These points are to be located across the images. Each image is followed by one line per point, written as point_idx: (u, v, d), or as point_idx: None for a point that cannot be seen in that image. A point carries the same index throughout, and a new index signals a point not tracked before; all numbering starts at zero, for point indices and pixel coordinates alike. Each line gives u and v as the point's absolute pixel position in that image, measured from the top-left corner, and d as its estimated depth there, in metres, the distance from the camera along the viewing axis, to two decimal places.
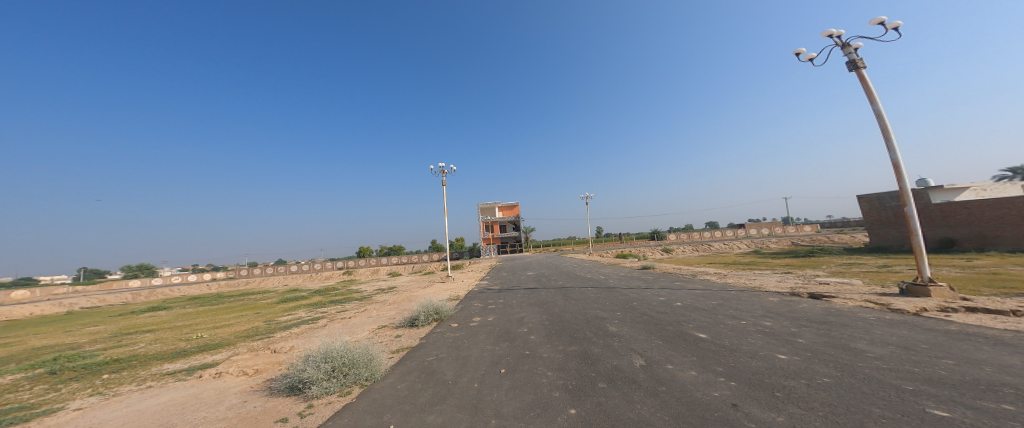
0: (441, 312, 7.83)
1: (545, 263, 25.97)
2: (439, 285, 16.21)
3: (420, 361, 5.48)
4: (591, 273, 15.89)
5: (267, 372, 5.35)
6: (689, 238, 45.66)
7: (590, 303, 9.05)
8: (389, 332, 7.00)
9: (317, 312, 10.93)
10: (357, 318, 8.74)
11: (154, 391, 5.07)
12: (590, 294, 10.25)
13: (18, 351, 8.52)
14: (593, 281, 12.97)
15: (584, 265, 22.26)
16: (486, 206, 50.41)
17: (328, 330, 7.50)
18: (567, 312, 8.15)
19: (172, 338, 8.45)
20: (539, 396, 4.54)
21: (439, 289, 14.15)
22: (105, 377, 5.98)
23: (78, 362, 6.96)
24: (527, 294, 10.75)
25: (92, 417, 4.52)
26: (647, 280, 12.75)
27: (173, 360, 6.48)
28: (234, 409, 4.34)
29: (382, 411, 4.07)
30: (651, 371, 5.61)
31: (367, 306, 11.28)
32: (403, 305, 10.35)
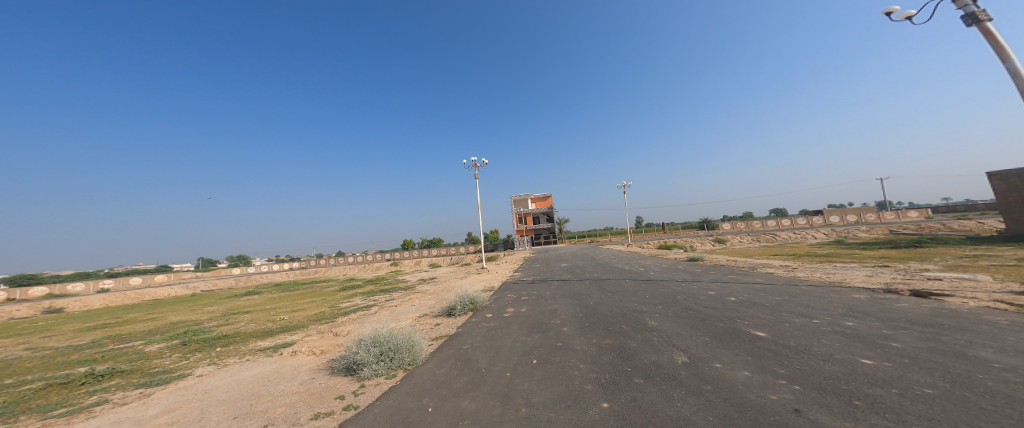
0: (477, 302, 8.26)
1: (581, 254, 25.49)
2: (478, 275, 16.86)
3: (456, 349, 5.92)
4: (630, 265, 15.31)
5: (330, 353, 6.20)
6: (749, 227, 41.42)
7: (627, 296, 8.86)
8: (429, 320, 7.60)
9: (371, 300, 12.14)
10: (403, 307, 9.59)
11: (251, 363, 6.20)
12: (629, 287, 10.01)
13: (158, 326, 10.81)
14: (632, 273, 12.56)
15: (628, 256, 21.44)
16: (518, 198, 50.60)
17: (377, 317, 8.36)
18: (603, 305, 8.09)
19: (263, 319, 10.07)
20: (571, 388, 4.71)
21: (476, 280, 14.73)
22: (218, 349, 7.42)
23: (200, 336, 8.69)
24: (561, 285, 10.83)
25: (209, 383, 5.69)
26: (694, 273, 12.01)
27: (264, 338, 7.76)
28: (305, 384, 5.18)
29: (423, 394, 4.67)
30: (694, 369, 5.42)
31: (411, 295, 12.24)
32: (441, 295, 11.06)
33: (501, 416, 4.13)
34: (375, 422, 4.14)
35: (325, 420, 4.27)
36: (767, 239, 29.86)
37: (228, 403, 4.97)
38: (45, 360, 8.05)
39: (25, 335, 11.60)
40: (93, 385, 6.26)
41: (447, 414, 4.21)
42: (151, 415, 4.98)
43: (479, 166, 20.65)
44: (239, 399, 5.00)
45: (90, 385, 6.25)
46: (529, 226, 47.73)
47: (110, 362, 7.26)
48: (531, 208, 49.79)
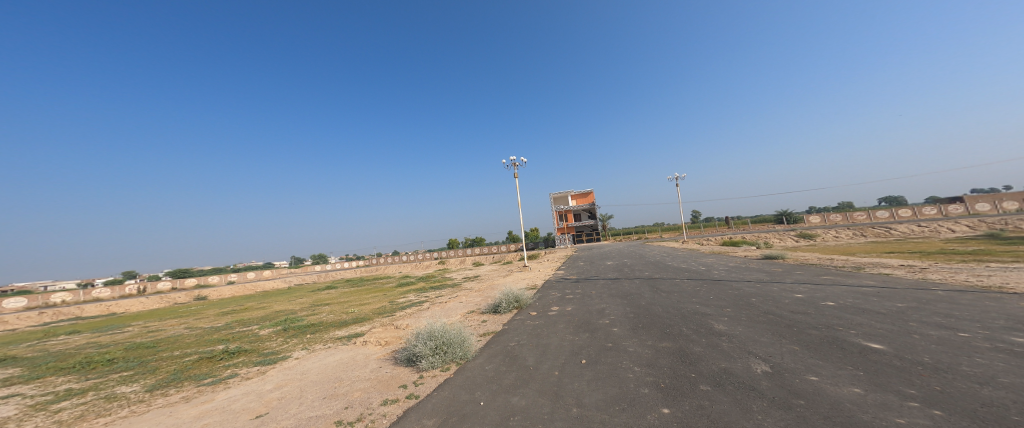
0: (521, 300, 8.39)
1: (631, 252, 23.98)
2: (527, 272, 16.92)
3: (503, 345, 6.09)
4: (685, 264, 13.96)
5: (393, 344, 6.85)
6: (847, 221, 34.80)
7: (688, 297, 8.15)
8: (476, 317, 7.93)
9: (424, 295, 13.07)
10: (452, 303, 10.13)
11: (333, 350, 7.15)
12: (687, 286, 9.22)
13: (266, 314, 13.03)
14: (692, 272, 11.51)
15: (691, 253, 19.53)
16: (558, 196, 49.30)
17: (431, 312, 8.97)
18: (657, 305, 7.58)
19: (340, 311, 11.50)
20: (625, 391, 4.53)
21: (523, 277, 14.81)
22: (309, 336, 8.70)
23: (296, 323, 10.30)
24: (609, 284, 10.43)
25: (304, 365, 6.72)
26: (774, 273, 10.49)
27: (341, 328, 8.89)
28: (375, 372, 5.82)
29: (474, 388, 4.91)
30: (777, 379, 4.77)
31: (458, 292, 12.88)
32: (485, 292, 11.42)
33: (551, 414, 4.15)
34: (433, 412, 4.47)
35: (392, 407, 4.74)
36: (875, 234, 24.68)
37: (318, 384, 5.81)
38: (196, 337, 10.29)
39: (180, 318, 14.92)
40: (227, 360, 7.83)
41: (498, 409, 4.36)
42: (266, 390, 6.04)
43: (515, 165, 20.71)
44: (325, 382, 5.80)
45: (225, 360, 7.83)
46: (570, 223, 46.00)
47: (236, 343, 8.99)
48: (571, 206, 48.08)
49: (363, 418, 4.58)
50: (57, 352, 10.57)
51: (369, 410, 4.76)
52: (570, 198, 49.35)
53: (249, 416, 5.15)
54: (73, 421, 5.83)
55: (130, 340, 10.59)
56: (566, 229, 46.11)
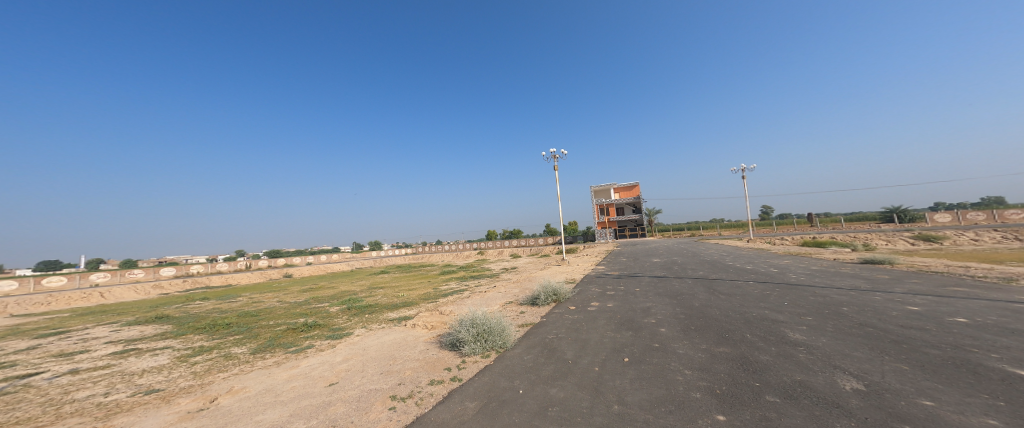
0: (560, 293, 8.30)
1: (682, 249, 22.11)
2: (571, 265, 16.53)
3: (541, 337, 6.07)
4: (752, 265, 12.39)
5: (438, 328, 7.25)
6: (991, 221, 27.43)
7: (753, 301, 7.23)
8: (515, 308, 8.04)
9: (465, 284, 13.62)
10: (492, 292, 10.38)
11: (387, 330, 7.79)
12: (752, 289, 8.19)
13: (335, 293, 14.75)
14: (760, 273, 10.19)
15: (763, 253, 17.25)
16: (600, 189, 46.60)
17: (472, 300, 9.30)
18: (713, 307, 6.87)
19: (393, 294, 12.54)
20: (672, 393, 4.19)
21: (565, 270, 14.55)
22: (368, 315, 9.64)
23: (357, 303, 11.49)
24: (657, 282, 9.76)
25: (364, 342, 7.43)
26: (872, 280, 8.78)
27: (394, 310, 9.67)
28: (423, 353, 6.21)
29: (514, 377, 4.96)
30: (873, 399, 3.96)
31: (497, 282, 13.20)
32: (525, 284, 11.50)
33: (590, 408, 4.01)
34: (474, 395, 4.62)
35: (438, 387, 5.02)
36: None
37: (377, 360, 6.39)
38: (285, 310, 12.09)
39: (273, 292, 17.64)
40: (307, 332, 9.04)
41: (537, 398, 4.35)
42: (337, 361, 6.82)
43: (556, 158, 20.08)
44: (382, 359, 6.36)
45: (304, 332, 9.05)
46: (609, 217, 43.70)
47: (312, 317, 10.35)
48: (613, 198, 45.28)
49: (413, 395, 4.92)
50: (193, 315, 13.23)
51: (418, 388, 5.09)
52: (613, 192, 46.35)
53: (324, 383, 5.85)
54: (203, 373, 7.23)
55: (239, 309, 12.83)
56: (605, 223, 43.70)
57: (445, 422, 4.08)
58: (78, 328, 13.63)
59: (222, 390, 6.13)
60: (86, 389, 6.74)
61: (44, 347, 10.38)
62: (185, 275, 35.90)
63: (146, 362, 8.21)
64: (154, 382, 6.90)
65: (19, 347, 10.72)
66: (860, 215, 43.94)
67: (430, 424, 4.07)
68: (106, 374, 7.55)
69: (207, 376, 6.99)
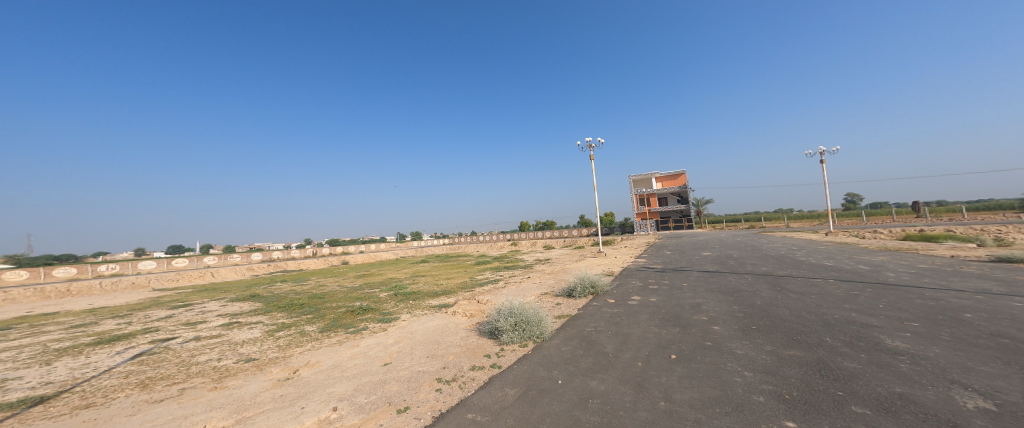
0: (599, 286, 8.02)
1: (737, 242, 20.14)
2: (615, 257, 15.84)
3: (579, 329, 5.87)
4: (832, 260, 10.73)
5: (476, 316, 7.40)
6: None
7: (832, 301, 6.23)
8: (551, 299, 7.96)
9: (499, 274, 13.85)
10: (527, 283, 10.39)
11: (430, 316, 8.16)
12: (829, 288, 7.10)
13: (383, 279, 15.91)
14: (840, 270, 8.84)
15: (847, 247, 14.93)
16: (639, 178, 43.31)
17: (508, 290, 9.39)
18: (779, 307, 6.06)
19: (433, 282, 13.18)
20: (729, 394, 3.76)
21: (609, 262, 14.00)
22: (412, 302, 10.23)
23: (402, 290, 12.26)
24: (709, 276, 8.94)
25: (411, 326, 7.85)
26: (996, 281, 7.17)
27: (435, 298, 10.12)
28: (463, 340, 6.37)
29: (552, 367, 4.83)
30: (1008, 421, 3.15)
31: (531, 273, 13.20)
32: (561, 275, 11.31)
33: (634, 403, 3.77)
34: (514, 383, 4.58)
35: (479, 372, 5.08)
36: None
37: (423, 344, 6.70)
38: (344, 294, 13.34)
39: (335, 277, 19.55)
40: (362, 315, 9.84)
41: (576, 389, 4.19)
42: (388, 343, 7.30)
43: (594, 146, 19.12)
44: (427, 344, 6.65)
45: (360, 315, 9.86)
46: (653, 207, 40.80)
47: (366, 301, 11.27)
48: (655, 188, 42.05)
49: (457, 378, 5.04)
50: (276, 295, 15.20)
51: (460, 372, 5.21)
52: (653, 182, 42.50)
53: (379, 362, 6.29)
54: (285, 347, 8.21)
55: (308, 292, 14.41)
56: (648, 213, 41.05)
57: (486, 406, 4.10)
58: (196, 302, 16.40)
59: (300, 363, 6.91)
60: (205, 354, 8.07)
61: (174, 317, 12.64)
62: (270, 259, 41.35)
63: (246, 334, 9.60)
64: (251, 351, 8.03)
65: (157, 315, 13.19)
66: (983, 204, 36.01)
67: (472, 407, 4.11)
68: (218, 342, 8.98)
69: (289, 349, 7.96)
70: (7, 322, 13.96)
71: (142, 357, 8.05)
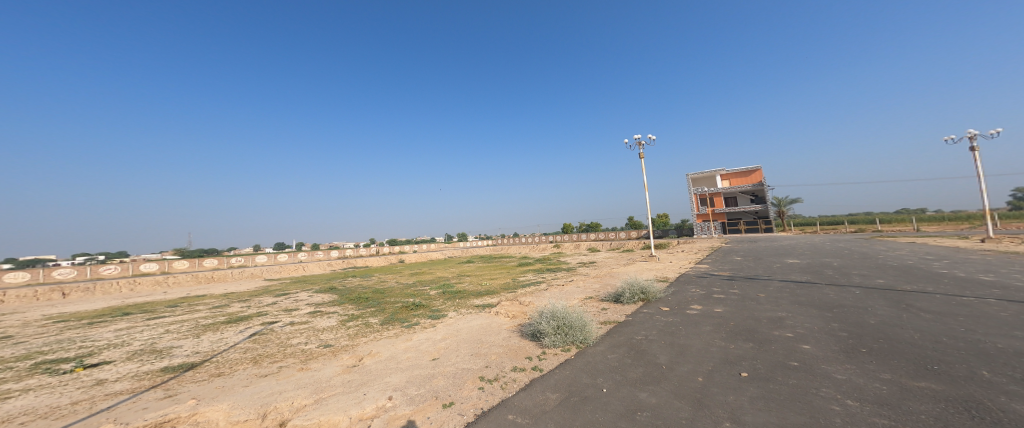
0: (649, 292, 7.65)
1: (828, 249, 17.60)
2: (672, 262, 14.92)
3: (628, 337, 5.65)
4: (943, 276, 9.07)
5: (518, 318, 7.42)
6: None
7: (964, 330, 5.11)
8: (596, 304, 7.74)
9: (540, 276, 13.81)
10: (570, 286, 10.21)
11: (475, 315, 8.32)
12: (956, 313, 5.87)
13: (431, 278, 16.59)
14: (945, 289, 7.48)
15: (962, 260, 12.51)
16: (702, 176, 40.86)
17: (550, 293, 9.31)
18: (888, 331, 5.15)
19: (477, 282, 13.49)
20: (822, 422, 3.24)
21: (663, 267, 13.23)
22: (458, 300, 10.52)
23: (449, 289, 12.68)
24: (797, 288, 8.04)
25: (456, 324, 8.08)
26: None
27: (479, 297, 10.32)
28: (505, 340, 6.41)
29: (597, 374, 4.68)
30: None
31: (574, 276, 12.97)
32: (607, 279, 10.94)
33: (690, 421, 3.51)
34: (556, 387, 4.52)
35: (521, 374, 5.07)
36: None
37: (468, 342, 6.85)
38: (398, 290, 14.09)
39: (390, 274, 20.74)
40: (414, 311, 10.31)
41: (623, 399, 4.02)
42: (436, 339, 7.57)
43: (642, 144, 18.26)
44: (471, 341, 6.78)
45: (413, 311, 10.34)
46: (714, 208, 38.11)
47: (418, 298, 11.81)
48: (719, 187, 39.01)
49: (499, 378, 5.07)
50: (349, 289, 16.41)
51: (502, 372, 5.24)
52: (717, 179, 39.76)
53: (428, 357, 6.54)
54: (355, 335, 8.84)
55: (367, 287, 15.46)
56: (710, 215, 38.27)
57: (527, 409, 4.08)
58: (291, 290, 18.55)
59: (363, 352, 7.41)
60: (297, 337, 8.95)
61: (279, 303, 14.29)
62: (344, 255, 45.16)
63: (326, 322, 10.50)
64: (330, 338, 8.75)
65: (268, 301, 15.06)
66: None
67: (513, 409, 4.12)
68: (303, 328, 9.89)
69: (356, 338, 8.57)
70: (173, 300, 17.10)
71: (256, 336, 9.18)
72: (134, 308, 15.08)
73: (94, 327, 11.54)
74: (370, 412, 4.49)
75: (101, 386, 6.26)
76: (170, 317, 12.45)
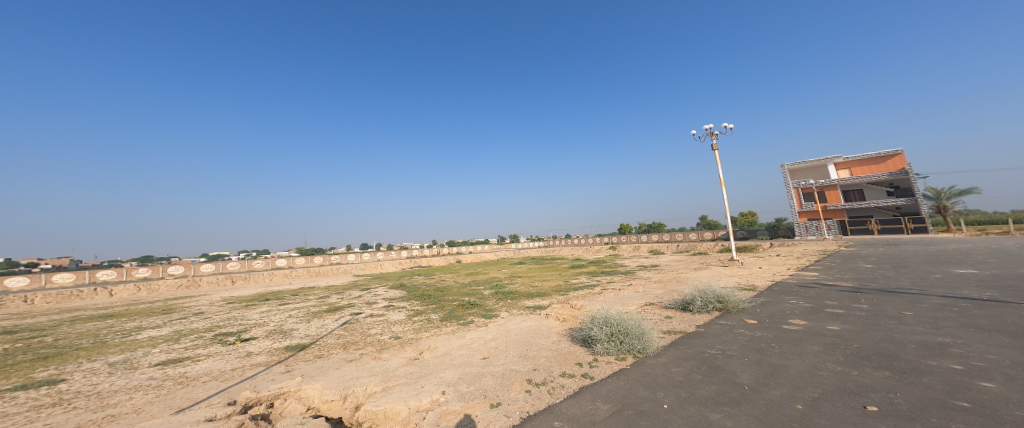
0: (726, 302, 6.89)
1: (971, 257, 14.09)
2: (763, 268, 13.17)
3: (699, 351, 5.12)
4: None
5: (569, 322, 7.22)
6: None
7: None
8: (657, 312, 7.20)
9: (594, 279, 13.32)
10: (628, 291, 9.67)
11: (525, 317, 8.30)
12: None
13: (485, 278, 17.03)
14: None
15: None
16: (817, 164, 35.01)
17: (604, 297, 8.92)
18: None
19: (529, 284, 13.51)
20: None
21: (751, 274, 11.73)
22: (510, 301, 10.61)
23: (502, 289, 12.90)
24: (922, 308, 6.55)
25: (506, 325, 8.15)
26: None
27: (530, 299, 10.29)
28: (555, 344, 6.28)
29: (657, 388, 4.32)
30: None
31: (633, 280, 12.26)
32: (671, 285, 10.13)
33: None
34: (608, 397, 4.26)
35: (569, 380, 4.90)
36: None
37: (517, 343, 6.85)
38: (455, 289, 14.74)
39: (448, 274, 21.78)
40: (469, 309, 10.67)
41: (687, 418, 3.64)
42: (486, 338, 7.70)
43: (713, 134, 16.56)
44: (520, 343, 6.77)
45: (468, 309, 10.70)
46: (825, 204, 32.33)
47: (473, 297, 12.21)
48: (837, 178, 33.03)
49: (547, 382, 4.96)
50: (413, 286, 17.67)
51: (550, 377, 5.11)
52: (831, 167, 34.12)
53: (479, 356, 6.67)
54: (418, 330, 9.43)
55: (428, 286, 16.46)
56: (822, 211, 32.63)
57: (575, 417, 3.92)
58: (371, 285, 20.48)
59: (424, 346, 7.87)
60: (375, 328, 9.82)
61: (359, 296, 15.92)
62: (414, 255, 48.38)
63: (395, 315, 11.39)
64: (396, 331, 9.46)
65: (354, 294, 16.83)
66: None
67: (560, 416, 3.99)
68: (380, 320, 10.84)
69: (420, 332, 9.12)
70: (297, 289, 20.08)
71: (347, 324, 10.29)
72: (271, 295, 18.00)
73: (249, 308, 14.02)
74: (426, 405, 4.70)
75: (249, 357, 7.53)
76: (294, 303, 14.57)
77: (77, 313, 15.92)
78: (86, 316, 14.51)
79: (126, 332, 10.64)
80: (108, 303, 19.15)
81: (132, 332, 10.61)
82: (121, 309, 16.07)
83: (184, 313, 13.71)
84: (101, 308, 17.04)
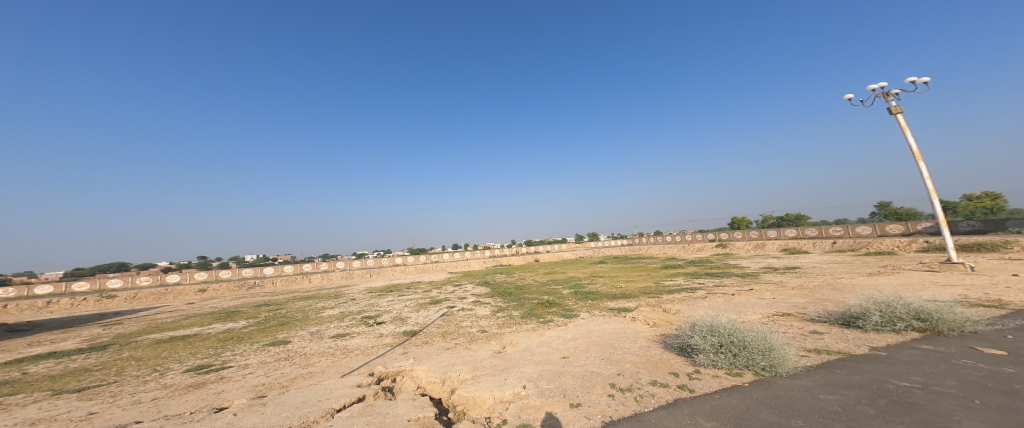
0: (931, 320, 5.48)
1: None
2: (967, 280, 9.85)
3: (878, 381, 4.08)
4: None
5: (661, 328, 6.64)
6: None
7: None
8: (796, 325, 6.24)
9: (695, 281, 12.04)
10: (744, 297, 8.44)
11: (607, 319, 7.94)
12: None
13: (566, 277, 16.82)
14: None
15: None
16: None
17: (709, 303, 7.97)
18: None
19: (612, 284, 12.88)
20: None
21: (1000, 289, 8.46)
22: (590, 301, 10.22)
23: (582, 289, 12.53)
24: None
25: (588, 325, 7.88)
26: None
27: (613, 300, 9.80)
28: (644, 350, 5.83)
29: (791, 414, 3.62)
30: None
31: (748, 284, 10.69)
32: (806, 293, 8.54)
33: None
34: (715, 414, 3.75)
35: (661, 390, 4.47)
36: None
37: (599, 345, 6.54)
38: (537, 287, 14.82)
39: (530, 272, 22.11)
40: (548, 309, 10.58)
41: None
42: (567, 338, 7.53)
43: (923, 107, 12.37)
44: (603, 346, 6.45)
45: (547, 308, 10.63)
46: None
47: (552, 296, 12.09)
48: None
49: (633, 389, 4.61)
50: (498, 283, 18.36)
51: (637, 383, 4.74)
52: None
53: (558, 355, 6.54)
54: (501, 325, 9.73)
55: (511, 283, 16.89)
56: None
57: None
58: (462, 282, 21.95)
59: (507, 340, 8.07)
60: (465, 321, 10.43)
61: (453, 291, 17.17)
62: (497, 254, 50.48)
63: (482, 311, 11.95)
64: (480, 325, 9.87)
65: (449, 289, 18.23)
66: None
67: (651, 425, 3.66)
68: (470, 313, 11.49)
69: (503, 328, 9.39)
70: (412, 283, 22.57)
71: (445, 316, 11.16)
72: (394, 287, 20.66)
73: (381, 297, 16.30)
74: (508, 396, 4.78)
75: (377, 337, 8.68)
76: (409, 295, 16.45)
77: (297, 293, 20.83)
78: (298, 296, 18.69)
79: (319, 309, 13.32)
80: (309, 288, 24.38)
81: (322, 310, 13.21)
82: (315, 292, 20.30)
83: (346, 298, 16.53)
84: (309, 291, 21.87)
